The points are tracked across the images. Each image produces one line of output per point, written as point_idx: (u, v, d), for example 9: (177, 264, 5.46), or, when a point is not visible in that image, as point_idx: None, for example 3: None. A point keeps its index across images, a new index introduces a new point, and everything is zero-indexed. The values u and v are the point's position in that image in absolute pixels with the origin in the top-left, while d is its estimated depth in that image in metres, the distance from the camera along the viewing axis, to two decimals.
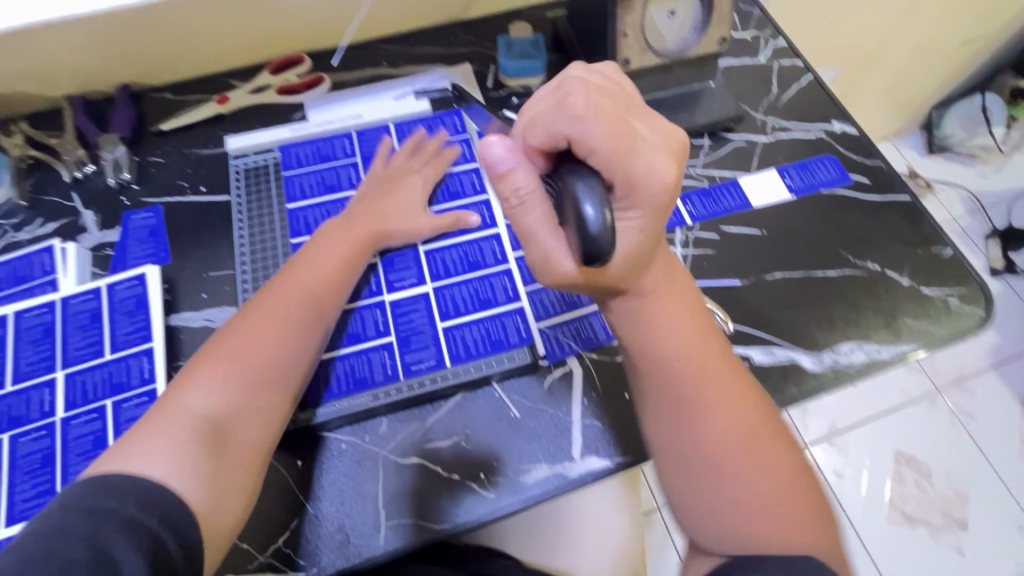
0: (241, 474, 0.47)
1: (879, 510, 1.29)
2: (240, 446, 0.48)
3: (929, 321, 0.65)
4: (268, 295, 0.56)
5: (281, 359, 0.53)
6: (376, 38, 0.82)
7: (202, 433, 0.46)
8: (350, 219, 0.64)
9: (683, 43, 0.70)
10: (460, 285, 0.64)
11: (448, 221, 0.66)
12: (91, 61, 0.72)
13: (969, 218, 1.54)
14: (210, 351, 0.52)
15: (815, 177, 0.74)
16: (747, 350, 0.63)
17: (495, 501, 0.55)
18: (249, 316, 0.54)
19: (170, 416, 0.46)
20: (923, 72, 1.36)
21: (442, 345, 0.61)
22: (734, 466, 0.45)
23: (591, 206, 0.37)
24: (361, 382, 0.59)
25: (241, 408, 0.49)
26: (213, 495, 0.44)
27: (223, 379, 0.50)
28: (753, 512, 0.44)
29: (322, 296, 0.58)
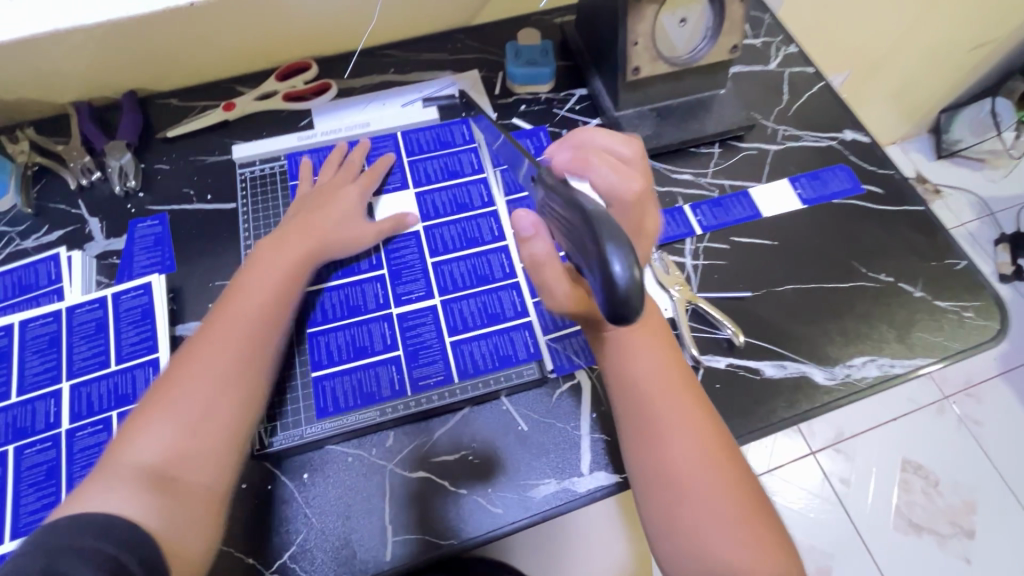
0: (201, 512, 0.45)
1: (885, 519, 1.27)
2: (197, 487, 0.46)
3: (942, 335, 0.64)
4: (207, 327, 0.53)
5: (226, 393, 0.49)
6: (383, 44, 0.82)
7: (149, 481, 0.44)
8: (296, 238, 0.61)
9: (694, 53, 0.69)
10: (468, 299, 0.63)
11: (387, 225, 0.65)
12: (97, 68, 0.71)
13: (977, 223, 1.53)
14: (149, 399, 0.48)
15: (827, 188, 0.73)
16: (759, 363, 0.62)
17: (502, 517, 0.54)
18: (188, 354, 0.51)
19: (116, 473, 0.44)
20: (932, 76, 1.35)
21: (451, 359, 0.60)
22: (697, 489, 0.47)
23: (621, 264, 0.34)
24: (368, 397, 0.58)
25: (189, 450, 0.46)
26: (178, 532, 0.43)
27: (163, 425, 0.46)
28: (713, 533, 0.45)
29: (265, 320, 0.54)
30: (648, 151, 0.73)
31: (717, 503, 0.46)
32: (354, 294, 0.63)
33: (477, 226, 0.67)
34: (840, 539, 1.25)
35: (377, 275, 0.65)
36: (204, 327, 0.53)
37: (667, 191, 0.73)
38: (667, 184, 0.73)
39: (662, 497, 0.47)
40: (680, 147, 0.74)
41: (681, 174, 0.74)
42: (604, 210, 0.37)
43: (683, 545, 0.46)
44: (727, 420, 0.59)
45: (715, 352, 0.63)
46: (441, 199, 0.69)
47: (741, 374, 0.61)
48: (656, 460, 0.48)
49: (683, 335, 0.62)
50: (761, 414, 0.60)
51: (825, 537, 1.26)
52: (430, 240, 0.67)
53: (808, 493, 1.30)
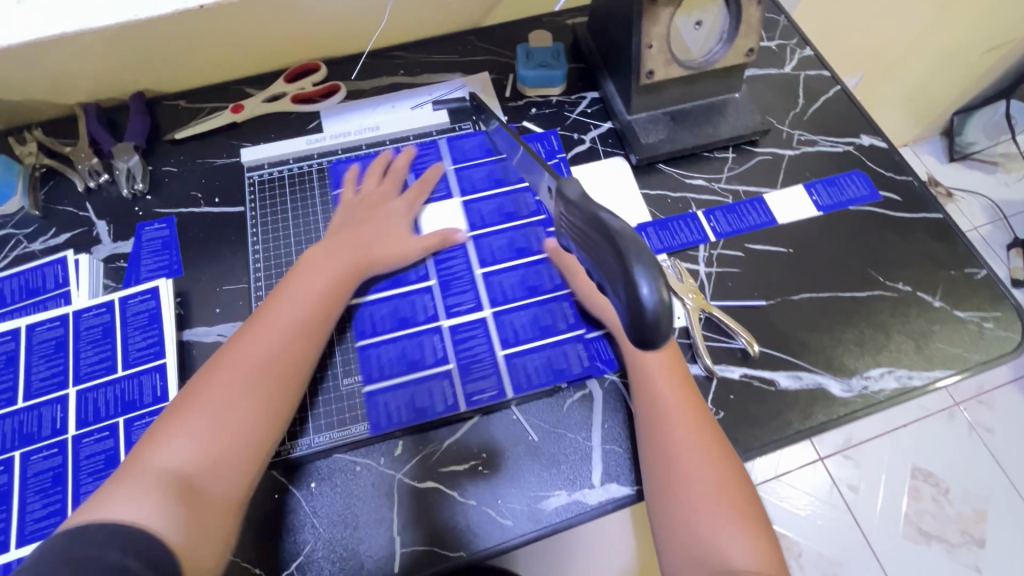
0: (219, 522, 0.44)
1: (894, 526, 1.25)
2: (218, 495, 0.45)
3: (962, 346, 0.63)
4: (243, 334, 0.53)
5: (257, 399, 0.50)
6: (392, 45, 0.81)
7: (177, 485, 0.43)
8: (340, 247, 0.61)
9: (709, 55, 0.67)
10: (518, 311, 0.63)
11: (435, 241, 0.65)
12: (106, 69, 0.71)
13: (990, 227, 1.50)
14: (182, 399, 0.48)
15: (843, 195, 0.71)
16: (774, 374, 0.61)
17: (512, 528, 0.54)
18: (222, 359, 0.51)
19: (143, 475, 0.43)
20: (946, 78, 1.32)
21: (503, 374, 0.60)
22: (688, 466, 0.49)
23: (648, 286, 0.35)
24: (420, 413, 0.57)
25: (216, 457, 0.46)
26: (193, 541, 0.42)
27: (196, 429, 0.46)
28: (702, 509, 0.47)
29: (300, 332, 0.55)
30: (661, 155, 0.71)
31: (715, 499, 0.47)
32: (403, 306, 0.62)
33: (525, 236, 0.67)
34: (848, 546, 1.23)
35: (425, 286, 0.64)
36: (238, 333, 0.54)
37: (680, 196, 0.71)
38: (680, 190, 0.72)
39: (665, 489, 0.49)
40: (694, 152, 0.73)
41: (694, 180, 0.72)
42: (629, 228, 0.38)
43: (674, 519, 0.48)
44: (741, 432, 0.58)
45: (729, 362, 0.61)
46: (488, 207, 0.68)
47: (755, 385, 0.60)
48: (658, 453, 0.51)
49: (697, 344, 0.61)
50: (775, 426, 0.59)
51: (833, 543, 1.24)
52: (478, 251, 0.66)
53: (812, 499, 1.28)
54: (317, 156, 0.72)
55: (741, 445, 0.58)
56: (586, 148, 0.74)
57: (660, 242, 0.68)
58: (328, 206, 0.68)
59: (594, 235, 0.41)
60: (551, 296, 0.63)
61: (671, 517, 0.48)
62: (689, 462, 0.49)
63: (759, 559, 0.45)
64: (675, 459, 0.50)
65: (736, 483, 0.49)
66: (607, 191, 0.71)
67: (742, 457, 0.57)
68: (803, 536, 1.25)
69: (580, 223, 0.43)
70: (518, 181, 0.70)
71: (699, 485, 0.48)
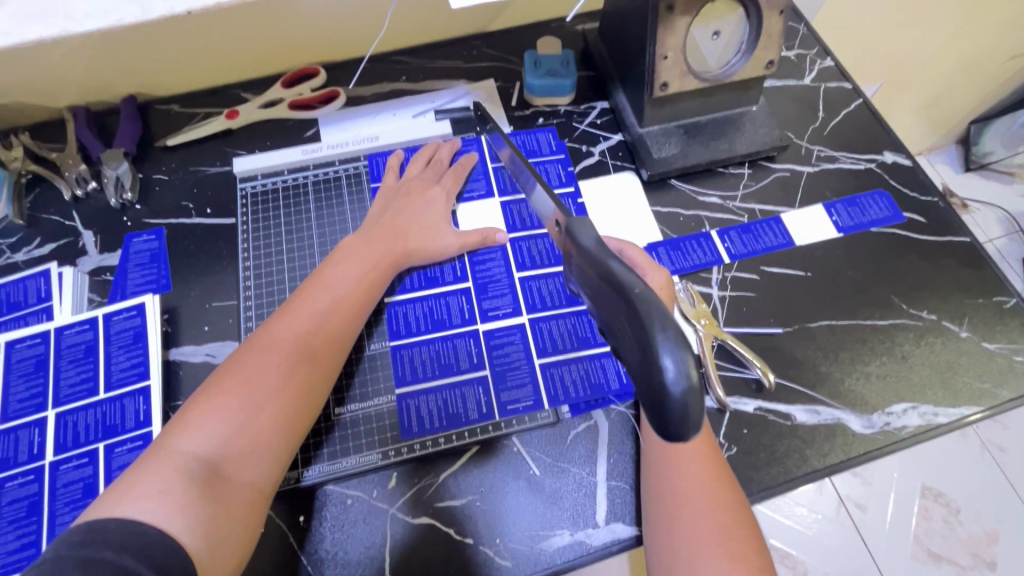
0: (242, 518, 0.42)
1: (900, 547, 1.13)
2: (244, 487, 0.43)
3: (990, 380, 0.59)
4: (279, 314, 0.51)
5: (289, 391, 0.47)
6: (395, 51, 0.78)
7: (201, 477, 0.41)
8: (378, 237, 0.59)
9: (727, 67, 0.64)
10: (560, 318, 0.60)
11: (473, 239, 0.62)
12: (96, 72, 0.68)
13: (1006, 240, 1.45)
14: (211, 384, 0.45)
15: (865, 216, 0.68)
16: (791, 408, 0.58)
17: (510, 570, 0.51)
18: (257, 340, 0.49)
19: (165, 465, 0.40)
20: (963, 87, 1.28)
21: (540, 383, 0.57)
22: (691, 511, 0.46)
23: (673, 363, 0.32)
24: (452, 420, 0.56)
25: (247, 445, 0.44)
26: (214, 542, 0.39)
27: (225, 418, 0.43)
28: (702, 557, 0.44)
29: (337, 319, 0.52)
30: (674, 171, 0.68)
31: (718, 544, 0.44)
32: (438, 308, 0.61)
33: None
34: (856, 568, 1.11)
35: (461, 287, 0.62)
36: (275, 313, 0.51)
37: (694, 214, 0.68)
38: (693, 207, 0.68)
39: (662, 531, 0.47)
40: (708, 168, 0.69)
41: (708, 197, 0.69)
42: (651, 294, 0.34)
43: (671, 568, 0.45)
44: (756, 471, 0.55)
45: (743, 394, 0.58)
46: (525, 210, 0.66)
47: (770, 419, 0.57)
48: (661, 486, 0.48)
49: (710, 374, 0.58)
50: (790, 465, 0.55)
51: (841, 564, 1.12)
52: (515, 254, 0.64)
53: (814, 515, 1.16)
54: (313, 167, 0.68)
55: (756, 484, 0.54)
56: (595, 161, 0.71)
57: (671, 263, 0.65)
58: (322, 219, 0.65)
59: (609, 294, 0.38)
60: (575, 313, 0.61)
61: (670, 559, 0.45)
62: (690, 501, 0.46)
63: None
64: (677, 494, 0.47)
65: (742, 528, 0.46)
66: (615, 209, 0.68)
67: (756, 497, 0.54)
68: (807, 553, 1.13)
69: (591, 275, 0.40)
70: (565, 185, 0.68)
71: (700, 528, 0.45)
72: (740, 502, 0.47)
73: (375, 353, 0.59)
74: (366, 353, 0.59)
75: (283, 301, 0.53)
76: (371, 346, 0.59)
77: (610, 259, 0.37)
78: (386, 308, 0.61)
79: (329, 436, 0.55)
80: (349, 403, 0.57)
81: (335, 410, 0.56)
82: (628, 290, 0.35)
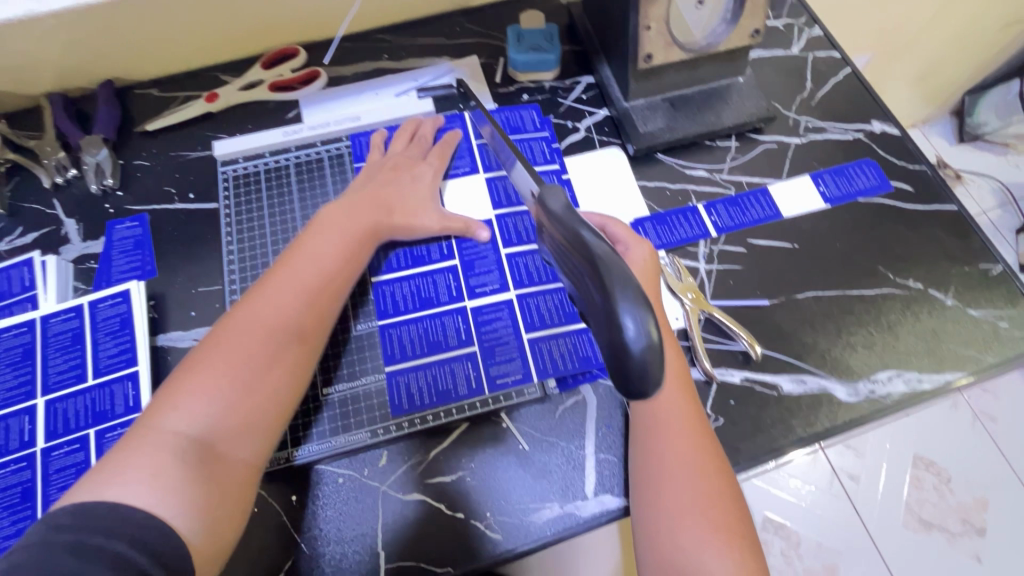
0: (234, 496, 0.42)
1: (894, 516, 1.15)
2: (234, 465, 0.43)
3: (976, 347, 0.60)
4: (263, 289, 0.50)
5: (274, 367, 0.47)
6: (376, 28, 0.76)
7: (190, 455, 0.41)
8: (360, 208, 0.58)
9: (711, 38, 0.63)
10: (547, 294, 0.60)
11: (456, 225, 0.62)
12: (71, 55, 0.67)
13: (999, 211, 1.45)
14: (194, 361, 0.45)
15: (852, 185, 0.68)
16: (776, 378, 0.58)
17: (501, 543, 0.51)
18: (240, 315, 0.48)
19: (152, 444, 0.41)
20: (959, 56, 1.26)
21: (529, 357, 0.58)
22: (675, 480, 0.47)
23: (636, 327, 0.35)
24: (443, 396, 0.56)
25: (236, 424, 0.44)
26: (207, 523, 0.40)
27: (211, 396, 0.43)
28: (684, 524, 0.45)
29: (325, 294, 0.52)
30: (659, 145, 0.67)
31: (700, 513, 0.45)
32: (426, 286, 0.60)
33: None
34: (849, 537, 1.13)
35: (448, 265, 0.62)
36: (257, 287, 0.51)
37: (680, 188, 0.68)
38: (680, 181, 0.68)
39: (647, 500, 0.47)
40: (695, 141, 0.69)
41: (695, 170, 0.69)
42: (616, 258, 0.37)
43: (654, 534, 0.46)
44: (742, 440, 0.56)
45: (730, 365, 0.59)
46: (510, 186, 0.66)
47: (756, 390, 0.58)
48: (647, 459, 0.49)
49: (696, 346, 0.58)
50: (776, 434, 0.56)
51: (836, 534, 1.14)
52: (502, 230, 0.64)
53: (808, 486, 1.18)
54: (294, 149, 0.68)
55: (742, 453, 0.55)
56: (580, 137, 0.70)
57: (658, 237, 0.65)
58: (305, 201, 0.65)
59: (580, 261, 0.40)
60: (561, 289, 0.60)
61: (655, 526, 0.46)
62: (677, 473, 0.47)
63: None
64: (664, 465, 0.47)
65: (727, 501, 0.46)
66: (601, 185, 0.67)
67: (742, 467, 0.55)
68: (801, 524, 1.15)
69: (564, 242, 0.41)
70: (550, 162, 0.68)
71: (685, 498, 0.46)
72: (726, 477, 0.48)
73: (362, 334, 0.59)
74: (353, 333, 0.59)
75: (264, 273, 0.52)
76: (358, 327, 0.59)
77: (579, 227, 0.39)
78: (373, 288, 0.60)
79: (318, 415, 0.56)
80: (333, 382, 0.57)
81: (323, 390, 0.57)
82: (595, 258, 0.37)
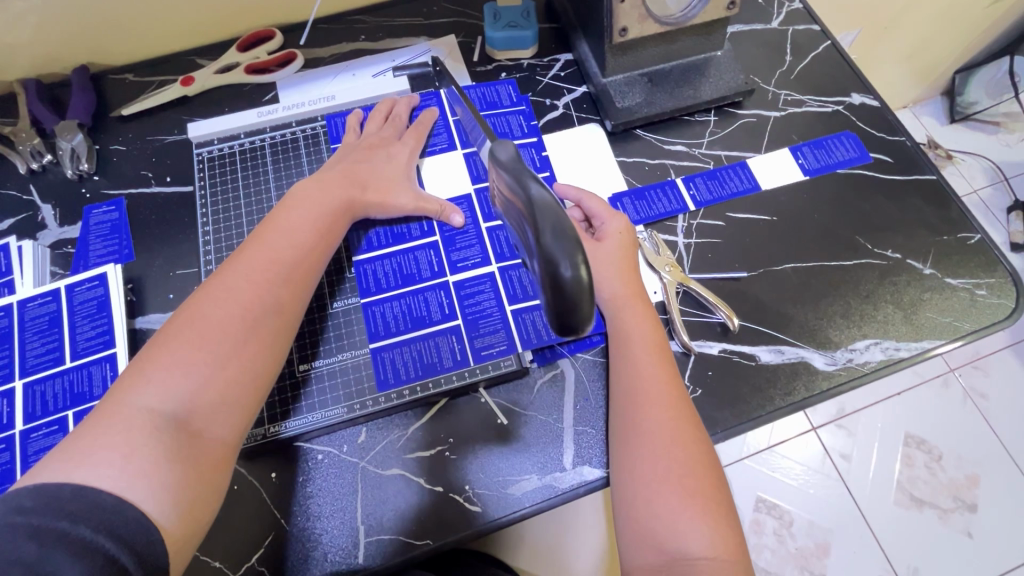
0: (209, 473, 0.42)
1: (885, 494, 1.15)
2: (210, 442, 0.43)
3: (953, 315, 0.60)
4: (235, 263, 0.50)
5: (246, 341, 0.47)
6: (352, 9, 0.76)
7: (163, 431, 0.41)
8: (334, 184, 0.58)
9: (686, 11, 0.62)
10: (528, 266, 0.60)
11: (431, 206, 0.61)
12: (43, 40, 0.66)
13: (990, 190, 1.45)
14: (165, 334, 0.45)
15: (831, 157, 0.67)
16: (754, 349, 0.58)
17: (481, 515, 0.52)
18: (212, 289, 0.48)
19: (122, 419, 0.41)
20: (948, 33, 1.25)
21: (513, 329, 0.58)
22: (653, 446, 0.47)
23: (566, 263, 0.35)
24: (428, 369, 0.56)
25: (210, 400, 0.44)
26: (181, 505, 0.40)
27: (182, 372, 0.43)
28: (661, 489, 0.45)
29: (300, 269, 0.52)
30: (637, 120, 0.67)
31: (676, 481, 0.45)
32: (406, 263, 0.60)
33: None
34: (841, 514, 1.14)
35: (429, 241, 0.62)
36: (229, 262, 0.50)
37: (659, 163, 0.68)
38: (659, 156, 0.68)
39: (626, 467, 0.48)
40: (673, 116, 0.69)
41: (674, 145, 0.68)
42: (547, 198, 0.37)
43: (634, 498, 0.46)
44: (721, 411, 0.56)
45: (708, 337, 0.59)
46: None
47: (735, 361, 0.58)
48: (626, 429, 0.49)
49: (674, 319, 0.58)
50: (755, 404, 0.56)
51: (827, 512, 1.14)
52: (481, 204, 0.64)
53: (801, 467, 1.18)
54: (270, 130, 0.67)
55: (720, 424, 0.55)
56: (559, 115, 0.70)
57: (636, 212, 0.64)
58: (282, 182, 0.65)
59: (520, 207, 0.40)
60: None
61: (634, 493, 0.46)
62: (655, 439, 0.47)
63: (717, 545, 0.43)
64: (642, 432, 0.48)
65: (704, 469, 0.46)
66: (579, 160, 0.67)
67: (720, 436, 0.55)
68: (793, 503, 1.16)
69: (509, 190, 0.42)
70: (528, 136, 0.68)
71: (660, 467, 0.46)
72: (704, 446, 0.48)
73: (341, 311, 0.59)
74: (331, 312, 0.59)
75: (235, 249, 0.52)
76: (336, 305, 0.59)
77: (519, 173, 0.40)
78: (352, 267, 0.60)
79: (297, 393, 0.56)
80: (309, 359, 0.57)
81: (302, 367, 0.57)
82: (531, 200, 0.38)
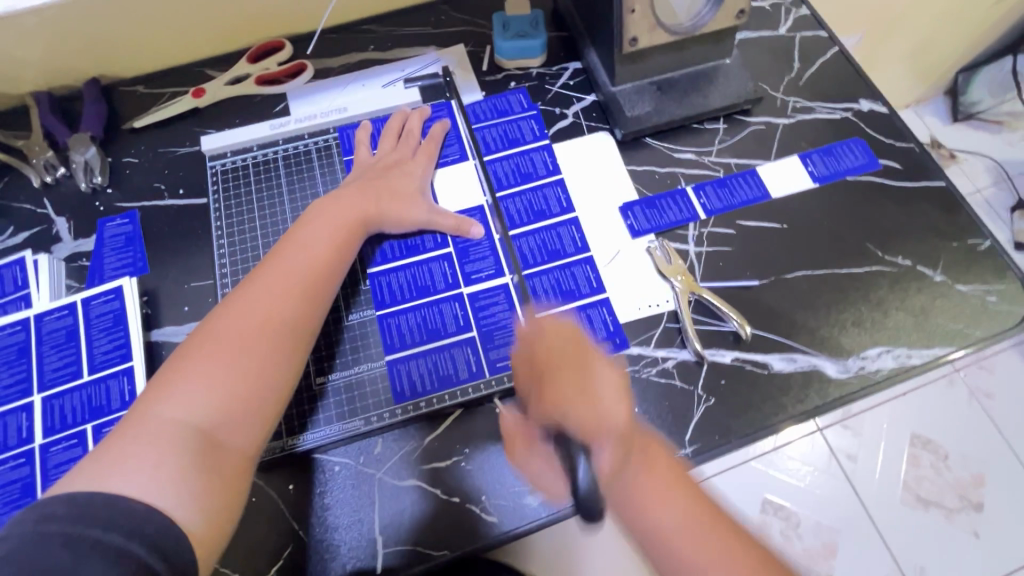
0: (232, 482, 0.43)
1: (891, 495, 1.15)
2: (232, 452, 0.44)
3: (964, 321, 0.60)
4: (254, 279, 0.51)
5: (267, 354, 0.47)
6: (360, 18, 0.76)
7: (187, 443, 0.42)
8: (350, 199, 0.58)
9: (696, 19, 0.63)
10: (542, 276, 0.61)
11: (445, 220, 0.61)
12: (54, 53, 0.67)
13: (993, 189, 1.43)
14: (187, 348, 0.46)
15: (841, 164, 0.68)
16: (767, 357, 0.59)
17: (497, 525, 0.52)
18: (233, 304, 0.49)
19: (148, 431, 0.41)
20: (950, 33, 1.24)
21: None
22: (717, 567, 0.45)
23: None
24: (444, 380, 0.56)
25: (231, 412, 0.44)
26: (207, 514, 0.40)
27: (203, 386, 0.44)
28: None
29: (318, 281, 0.53)
30: (647, 129, 0.68)
31: None
32: (420, 275, 0.61)
33: (544, 198, 0.65)
34: (845, 516, 1.13)
35: (442, 253, 0.62)
36: (250, 276, 0.51)
37: (669, 171, 0.68)
38: (668, 165, 0.68)
39: None
40: (682, 124, 0.69)
41: (683, 154, 0.69)
42: None
43: None
44: (735, 419, 0.56)
45: (721, 346, 0.59)
46: (503, 170, 0.66)
47: (748, 369, 0.58)
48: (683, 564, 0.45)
49: (687, 329, 0.59)
50: (768, 412, 0.56)
51: (830, 512, 1.14)
52: (494, 215, 0.64)
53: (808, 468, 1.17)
54: (282, 142, 0.68)
55: (734, 433, 0.56)
56: (568, 123, 0.70)
57: (648, 221, 0.65)
58: (295, 194, 0.65)
59: None
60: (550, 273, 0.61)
61: None
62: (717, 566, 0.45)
63: None
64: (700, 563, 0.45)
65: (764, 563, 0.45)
66: (590, 169, 0.67)
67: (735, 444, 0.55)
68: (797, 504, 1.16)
69: None
70: (540, 143, 0.68)
71: None
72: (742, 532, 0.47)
73: (356, 323, 0.59)
74: (347, 324, 0.59)
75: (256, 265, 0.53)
76: (352, 317, 0.59)
77: None
78: (367, 279, 0.61)
79: (314, 405, 0.56)
80: (325, 373, 0.57)
81: (318, 379, 0.57)
82: None
